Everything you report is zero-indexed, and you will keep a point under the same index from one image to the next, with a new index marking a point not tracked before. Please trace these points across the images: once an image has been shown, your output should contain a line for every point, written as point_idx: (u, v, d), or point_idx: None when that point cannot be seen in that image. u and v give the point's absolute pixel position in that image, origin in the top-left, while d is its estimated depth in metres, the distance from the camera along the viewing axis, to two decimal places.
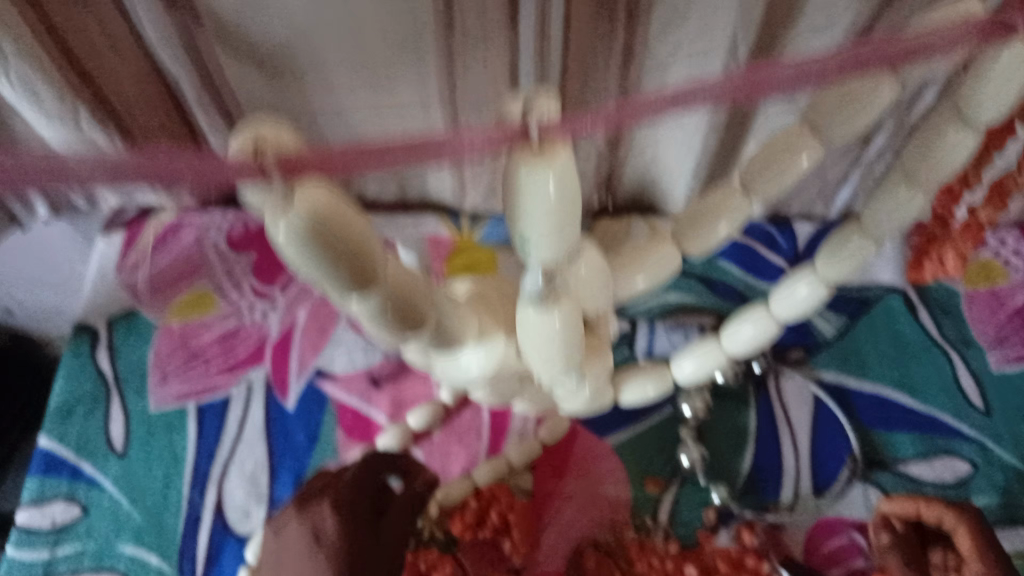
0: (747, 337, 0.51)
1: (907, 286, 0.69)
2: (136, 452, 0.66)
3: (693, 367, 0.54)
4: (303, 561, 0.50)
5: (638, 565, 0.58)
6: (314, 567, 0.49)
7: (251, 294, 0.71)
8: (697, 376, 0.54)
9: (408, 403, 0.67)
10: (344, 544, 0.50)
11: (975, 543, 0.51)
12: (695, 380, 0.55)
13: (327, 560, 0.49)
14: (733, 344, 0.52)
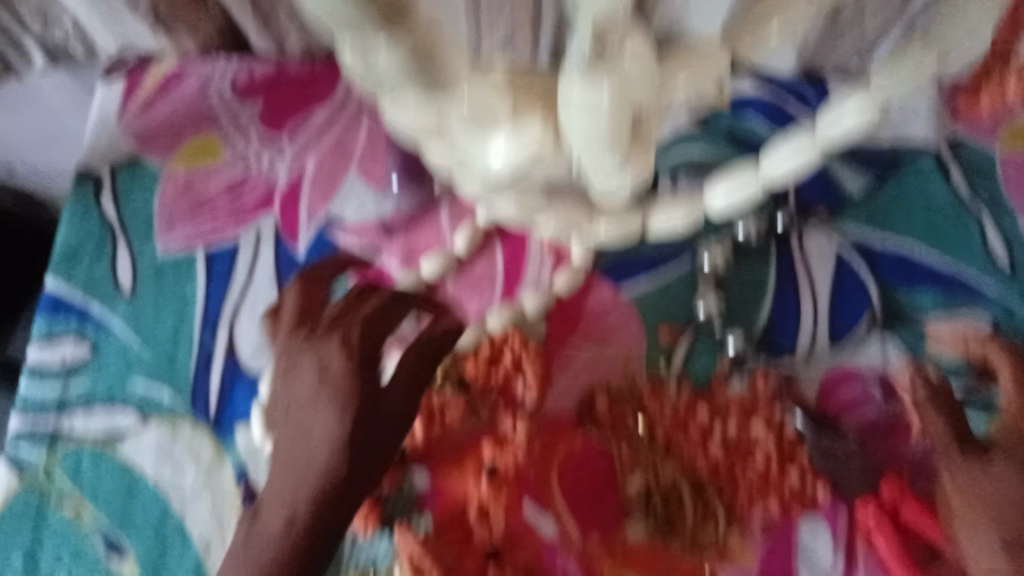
0: (787, 167, 0.52)
1: (941, 146, 0.67)
2: (145, 295, 0.65)
3: (724, 192, 0.47)
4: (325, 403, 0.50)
5: (649, 409, 0.60)
6: (322, 401, 0.50)
7: (259, 142, 0.69)
8: (731, 204, 0.47)
9: (421, 251, 0.66)
10: (354, 389, 0.51)
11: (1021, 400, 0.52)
12: (729, 208, 0.47)
13: (330, 394, 0.50)
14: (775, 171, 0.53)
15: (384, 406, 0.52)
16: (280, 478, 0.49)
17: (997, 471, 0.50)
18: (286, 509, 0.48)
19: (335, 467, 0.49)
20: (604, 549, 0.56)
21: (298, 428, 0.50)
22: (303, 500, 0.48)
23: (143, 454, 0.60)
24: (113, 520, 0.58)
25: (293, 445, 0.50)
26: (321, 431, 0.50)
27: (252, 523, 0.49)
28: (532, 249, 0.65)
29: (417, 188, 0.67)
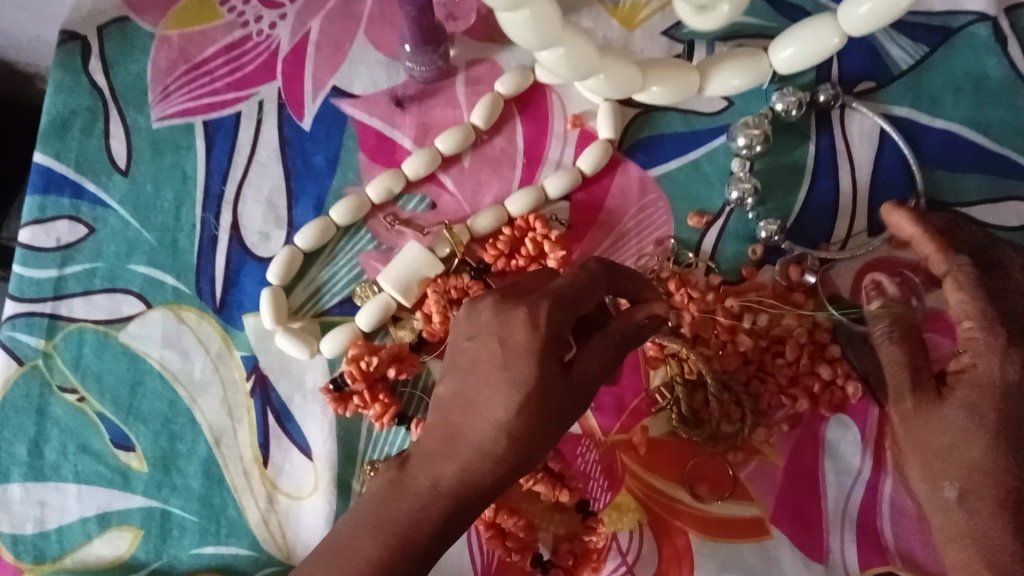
0: (868, 12, 0.45)
1: (999, 14, 0.61)
2: (142, 171, 0.61)
3: (792, 53, 0.50)
4: (484, 365, 0.44)
5: (678, 297, 0.55)
6: (443, 456, 0.44)
7: (259, 3, 0.63)
8: (795, 61, 0.50)
9: (436, 126, 0.61)
10: (537, 367, 0.42)
11: (970, 299, 0.49)
12: (791, 68, 0.51)
13: (460, 455, 0.43)
14: (850, 24, 0.47)
15: (469, 364, 0.45)
16: (431, 443, 0.45)
17: (947, 411, 0.48)
18: (429, 476, 0.44)
19: (495, 446, 0.43)
20: (627, 441, 0.56)
21: (469, 406, 0.44)
22: (448, 471, 0.43)
23: (148, 342, 0.58)
24: (118, 414, 0.57)
25: (383, 506, 0.44)
26: (490, 406, 0.43)
27: (399, 474, 0.45)
28: (555, 125, 0.61)
29: (433, 54, 0.60)
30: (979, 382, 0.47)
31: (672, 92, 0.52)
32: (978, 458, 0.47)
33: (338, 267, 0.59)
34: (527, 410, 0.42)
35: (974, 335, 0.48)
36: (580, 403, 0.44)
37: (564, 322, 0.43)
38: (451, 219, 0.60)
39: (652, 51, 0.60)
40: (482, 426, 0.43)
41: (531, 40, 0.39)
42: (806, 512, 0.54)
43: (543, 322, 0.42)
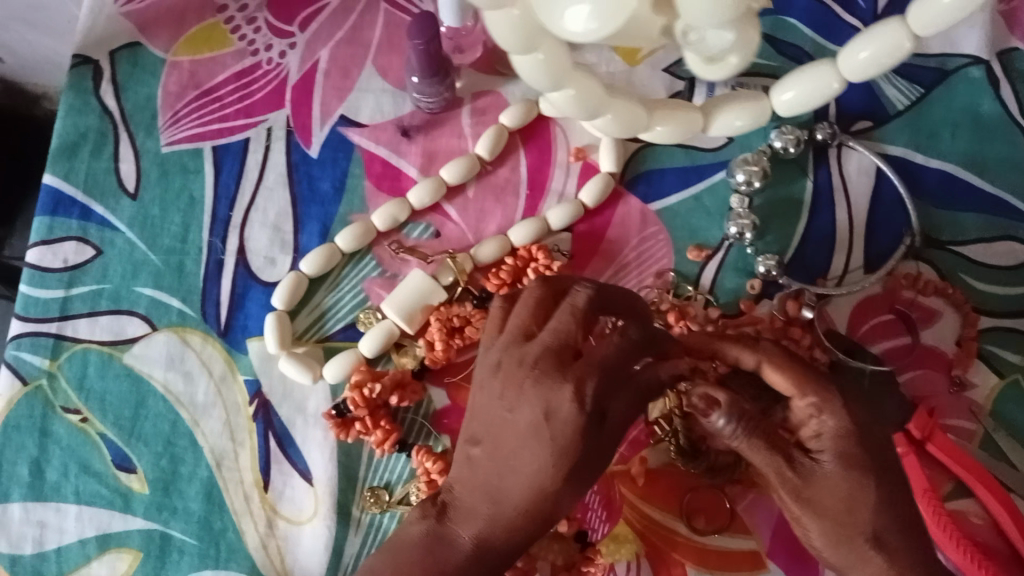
0: (866, 58, 0.44)
1: (992, 57, 0.62)
2: (150, 194, 0.62)
3: (794, 97, 0.49)
4: (518, 435, 0.45)
5: (677, 329, 0.56)
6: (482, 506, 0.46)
7: (269, 30, 0.64)
8: (797, 107, 0.49)
9: (441, 155, 0.62)
10: (580, 438, 0.44)
11: (793, 375, 0.46)
12: (795, 111, 0.49)
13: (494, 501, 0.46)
14: (849, 68, 0.45)
15: (505, 430, 0.45)
16: (471, 499, 0.47)
17: (825, 472, 0.45)
18: (474, 533, 0.46)
19: (534, 504, 0.45)
20: (625, 472, 0.56)
21: (510, 467, 0.45)
22: (491, 528, 0.46)
23: (152, 363, 0.58)
24: (120, 435, 0.57)
25: (431, 555, 0.46)
26: (530, 471, 0.45)
27: (439, 528, 0.47)
28: (558, 156, 0.62)
29: (439, 85, 0.60)
30: (840, 431, 0.45)
31: (677, 131, 0.49)
32: (870, 513, 0.44)
33: (341, 293, 0.60)
34: (565, 470, 0.44)
35: (812, 406, 0.45)
36: (607, 449, 0.47)
37: (603, 394, 0.44)
38: (455, 248, 0.61)
39: (654, 87, 0.62)
40: (521, 487, 0.45)
41: (543, 80, 0.38)
42: (801, 544, 0.55)
43: (589, 398, 0.44)
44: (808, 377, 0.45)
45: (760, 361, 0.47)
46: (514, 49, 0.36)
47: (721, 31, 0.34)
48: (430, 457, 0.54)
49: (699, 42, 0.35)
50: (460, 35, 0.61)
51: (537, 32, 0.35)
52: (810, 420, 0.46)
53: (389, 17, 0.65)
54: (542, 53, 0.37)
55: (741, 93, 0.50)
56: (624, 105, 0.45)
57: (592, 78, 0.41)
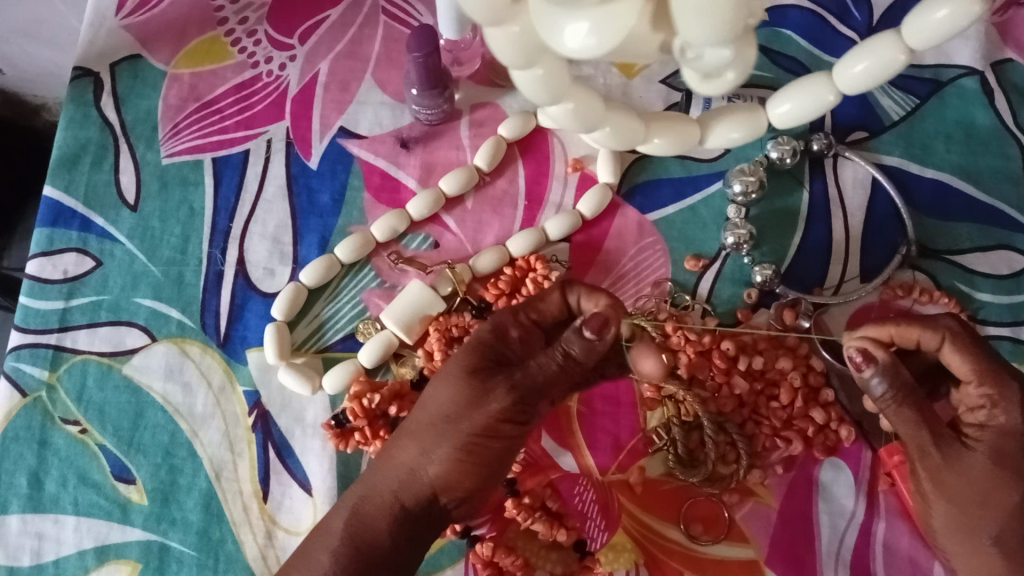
0: (861, 73, 0.44)
1: (986, 68, 0.63)
2: (150, 206, 0.62)
3: (791, 109, 0.48)
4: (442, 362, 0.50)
5: (675, 338, 0.56)
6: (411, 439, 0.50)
7: (269, 43, 0.65)
8: (795, 117, 0.48)
9: (440, 166, 0.63)
10: (472, 357, 0.49)
11: (977, 364, 0.46)
12: (792, 123, 0.49)
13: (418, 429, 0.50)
14: (844, 83, 0.45)
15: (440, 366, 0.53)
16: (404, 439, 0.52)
17: (973, 460, 0.46)
18: (395, 468, 0.50)
19: (441, 440, 0.49)
20: (623, 481, 0.57)
21: (430, 391, 0.50)
22: (405, 459, 0.50)
23: (151, 374, 0.58)
24: (118, 446, 0.57)
25: (369, 477, 0.51)
26: (437, 395, 0.49)
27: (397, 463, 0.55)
28: (556, 168, 0.63)
29: (438, 97, 0.61)
30: (1007, 431, 0.46)
31: (673, 145, 0.50)
32: (1015, 501, 0.46)
33: (340, 303, 0.60)
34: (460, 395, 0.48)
35: (984, 395, 0.47)
36: (524, 403, 0.48)
37: (505, 327, 0.50)
38: (453, 258, 0.61)
39: (651, 98, 0.62)
40: (431, 415, 0.50)
41: (541, 95, 0.38)
42: (800, 553, 0.55)
43: (490, 316, 0.50)
44: (999, 376, 0.46)
45: (942, 341, 0.48)
46: (514, 64, 0.36)
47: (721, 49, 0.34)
48: None
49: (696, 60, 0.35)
50: (459, 48, 0.63)
51: (537, 49, 0.35)
52: (978, 410, 0.47)
53: (388, 30, 0.65)
54: (541, 68, 0.37)
55: (737, 107, 0.50)
56: (622, 119, 0.45)
57: (591, 92, 0.41)
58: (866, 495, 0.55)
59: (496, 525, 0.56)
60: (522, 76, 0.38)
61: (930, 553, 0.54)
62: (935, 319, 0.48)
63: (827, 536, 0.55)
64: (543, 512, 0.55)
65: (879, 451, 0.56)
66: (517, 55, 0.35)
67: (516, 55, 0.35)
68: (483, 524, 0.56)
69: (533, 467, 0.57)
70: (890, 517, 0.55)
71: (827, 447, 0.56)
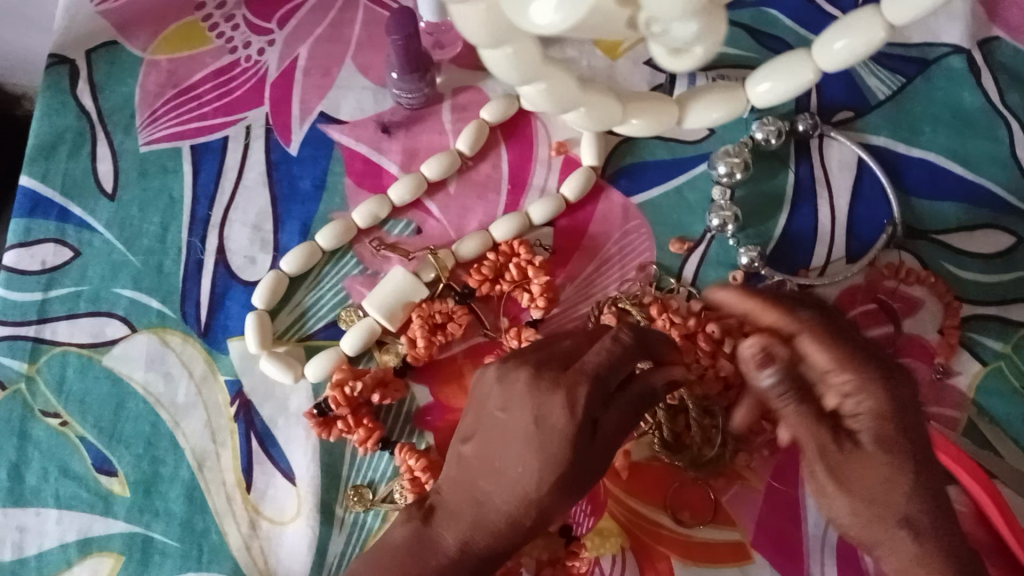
0: (841, 49, 0.45)
1: (973, 47, 0.62)
2: (128, 195, 0.61)
3: (771, 87, 0.49)
4: (510, 439, 0.44)
5: (660, 321, 0.56)
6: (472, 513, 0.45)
7: (247, 28, 0.64)
8: (776, 94, 0.50)
9: (422, 152, 0.62)
10: (571, 448, 0.43)
11: (833, 352, 0.43)
12: (772, 101, 0.51)
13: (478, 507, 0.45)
14: (825, 60, 0.46)
15: (489, 420, 0.45)
16: (457, 499, 0.46)
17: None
18: (457, 538, 0.46)
19: (518, 515, 0.44)
20: (610, 466, 0.56)
21: (498, 475, 0.44)
22: (475, 533, 0.45)
23: (131, 364, 0.58)
24: (100, 437, 0.57)
25: (418, 551, 0.46)
26: (518, 482, 0.44)
27: (423, 527, 0.47)
28: (540, 152, 0.62)
29: (419, 81, 0.60)
30: (879, 416, 0.43)
31: (652, 124, 0.50)
32: (905, 497, 0.42)
33: (323, 291, 0.59)
34: (553, 484, 0.43)
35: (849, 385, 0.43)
36: (600, 466, 0.45)
37: (596, 404, 0.43)
38: (436, 244, 0.60)
39: (635, 80, 0.62)
40: (508, 495, 0.44)
41: (513, 74, 0.39)
42: (786, 537, 0.54)
43: (580, 406, 0.43)
44: (850, 355, 0.44)
45: (799, 332, 0.44)
46: (483, 43, 0.36)
47: (687, 22, 0.34)
48: (413, 454, 0.54)
49: (663, 35, 0.35)
50: (440, 31, 0.63)
51: (505, 29, 0.35)
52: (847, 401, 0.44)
53: (368, 14, 0.64)
54: (512, 47, 0.37)
55: (716, 85, 0.51)
56: (598, 101, 0.45)
57: (564, 71, 0.41)
58: None
59: None
60: (494, 55, 0.38)
61: None
62: (794, 308, 0.45)
63: (814, 519, 0.55)
64: None
65: None
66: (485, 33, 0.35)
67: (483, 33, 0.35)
68: None
69: None
70: None
71: None
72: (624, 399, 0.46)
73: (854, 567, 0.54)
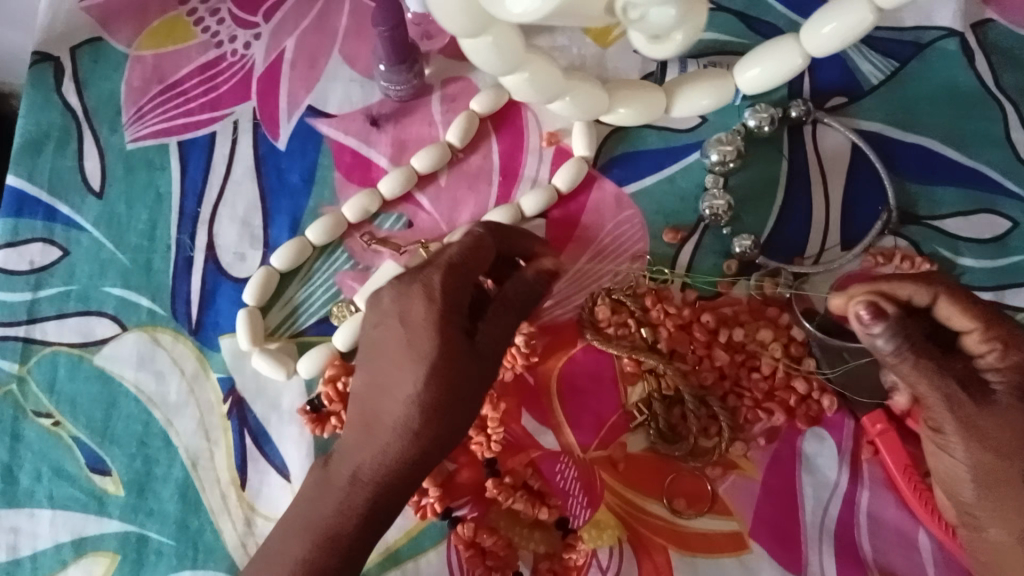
0: (829, 33, 0.48)
1: (966, 30, 0.62)
2: (116, 192, 0.61)
3: (759, 73, 0.52)
4: (389, 345, 0.46)
5: (654, 312, 0.56)
6: (368, 439, 0.46)
7: (233, 21, 0.63)
8: (765, 81, 0.52)
9: (412, 143, 0.61)
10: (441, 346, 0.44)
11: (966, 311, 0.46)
12: (759, 88, 0.53)
13: (370, 427, 0.46)
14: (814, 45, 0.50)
15: (376, 340, 0.47)
16: (354, 428, 0.47)
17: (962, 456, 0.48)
18: (350, 467, 0.46)
19: (418, 431, 0.45)
20: (605, 457, 0.56)
21: (380, 389, 0.46)
22: (367, 458, 0.46)
23: (122, 363, 0.57)
24: (93, 437, 0.56)
25: (328, 478, 0.47)
26: (398, 387, 0.45)
27: (326, 473, 0.47)
28: (531, 141, 0.61)
29: (407, 72, 0.59)
30: None
31: (641, 114, 0.53)
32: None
33: (314, 286, 0.59)
34: (434, 385, 0.44)
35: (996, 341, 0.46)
36: (488, 373, 0.46)
37: (458, 292, 0.45)
38: (427, 237, 0.60)
39: (625, 68, 0.61)
40: (397, 414, 0.45)
41: (495, 63, 0.41)
42: (783, 526, 0.54)
43: (438, 294, 0.45)
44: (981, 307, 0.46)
45: (935, 296, 0.46)
46: (463, 33, 0.39)
47: (663, 8, 0.37)
48: None
49: (642, 20, 0.38)
50: (428, 20, 0.62)
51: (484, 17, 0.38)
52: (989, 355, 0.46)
53: (355, 5, 0.64)
54: (491, 36, 0.40)
55: (704, 73, 0.54)
56: (582, 90, 0.49)
57: (547, 60, 0.45)
58: (850, 465, 0.55)
59: (479, 506, 0.55)
60: (476, 46, 0.41)
61: (915, 520, 0.54)
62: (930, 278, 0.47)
63: (811, 508, 0.54)
64: (525, 492, 0.54)
65: (862, 420, 0.55)
66: (464, 21, 0.38)
67: (462, 21, 0.38)
68: (464, 505, 0.55)
69: (514, 447, 0.56)
70: (874, 485, 0.55)
71: (810, 418, 0.55)
72: (501, 308, 0.48)
73: (852, 555, 0.53)
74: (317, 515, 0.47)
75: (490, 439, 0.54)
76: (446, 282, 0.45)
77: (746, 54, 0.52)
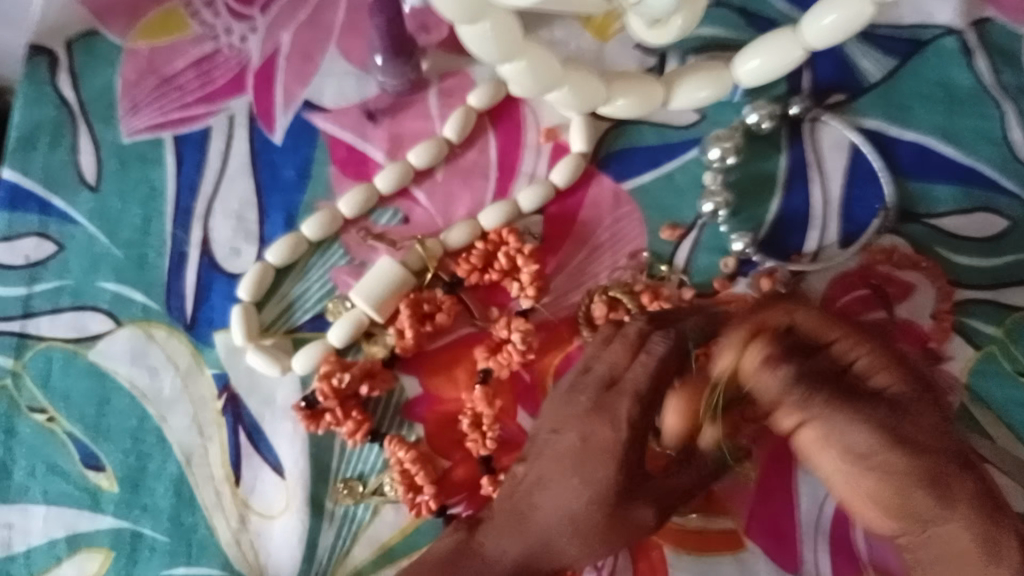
0: (829, 25, 0.48)
1: (966, 28, 0.61)
2: (110, 187, 0.60)
3: (758, 64, 0.52)
4: (556, 461, 0.52)
5: (651, 310, 0.56)
6: (573, 484, 0.52)
7: (228, 15, 0.63)
8: (764, 73, 0.52)
9: (408, 139, 0.61)
10: (615, 450, 0.52)
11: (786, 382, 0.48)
12: (759, 79, 0.53)
13: (587, 494, 0.52)
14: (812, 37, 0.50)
15: (560, 460, 0.52)
16: (546, 516, 0.52)
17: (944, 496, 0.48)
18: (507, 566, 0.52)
19: (599, 491, 0.52)
20: None
21: (545, 491, 0.53)
22: (513, 549, 0.52)
23: (116, 359, 0.57)
24: (86, 433, 0.56)
25: (512, 522, 0.53)
26: (590, 479, 0.52)
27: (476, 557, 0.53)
28: (528, 137, 0.61)
29: (404, 67, 0.59)
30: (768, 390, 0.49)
31: (639, 105, 0.53)
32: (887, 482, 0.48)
33: (308, 283, 0.59)
34: (618, 468, 0.51)
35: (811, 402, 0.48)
36: (667, 489, 0.53)
37: (638, 414, 0.52)
38: (423, 233, 0.59)
39: (623, 64, 0.60)
40: (552, 512, 0.52)
41: (494, 49, 0.42)
42: (779, 524, 0.55)
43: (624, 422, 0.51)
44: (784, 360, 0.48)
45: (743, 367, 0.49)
46: (460, 18, 0.40)
47: None
48: (402, 446, 0.55)
49: (635, 4, 0.39)
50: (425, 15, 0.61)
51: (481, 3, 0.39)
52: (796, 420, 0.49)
53: None
54: (489, 22, 0.41)
55: (700, 66, 0.53)
56: (580, 79, 0.49)
57: (542, 50, 0.45)
58: None
59: (473, 503, 0.56)
60: (475, 33, 0.42)
61: None
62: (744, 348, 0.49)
63: (806, 507, 0.55)
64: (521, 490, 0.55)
65: None
66: (462, 6, 0.39)
67: (460, 8, 0.39)
68: (459, 502, 0.56)
69: (509, 444, 0.56)
70: None
71: None
72: (682, 470, 0.54)
73: (846, 551, 0.54)
74: (510, 543, 0.53)
75: (485, 436, 0.55)
76: (639, 386, 0.52)
77: (745, 46, 0.52)
